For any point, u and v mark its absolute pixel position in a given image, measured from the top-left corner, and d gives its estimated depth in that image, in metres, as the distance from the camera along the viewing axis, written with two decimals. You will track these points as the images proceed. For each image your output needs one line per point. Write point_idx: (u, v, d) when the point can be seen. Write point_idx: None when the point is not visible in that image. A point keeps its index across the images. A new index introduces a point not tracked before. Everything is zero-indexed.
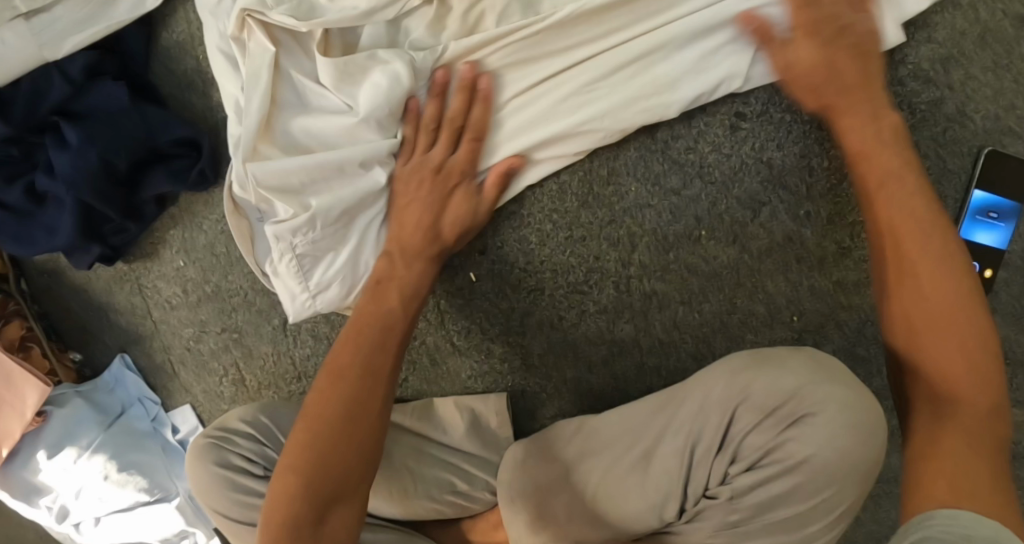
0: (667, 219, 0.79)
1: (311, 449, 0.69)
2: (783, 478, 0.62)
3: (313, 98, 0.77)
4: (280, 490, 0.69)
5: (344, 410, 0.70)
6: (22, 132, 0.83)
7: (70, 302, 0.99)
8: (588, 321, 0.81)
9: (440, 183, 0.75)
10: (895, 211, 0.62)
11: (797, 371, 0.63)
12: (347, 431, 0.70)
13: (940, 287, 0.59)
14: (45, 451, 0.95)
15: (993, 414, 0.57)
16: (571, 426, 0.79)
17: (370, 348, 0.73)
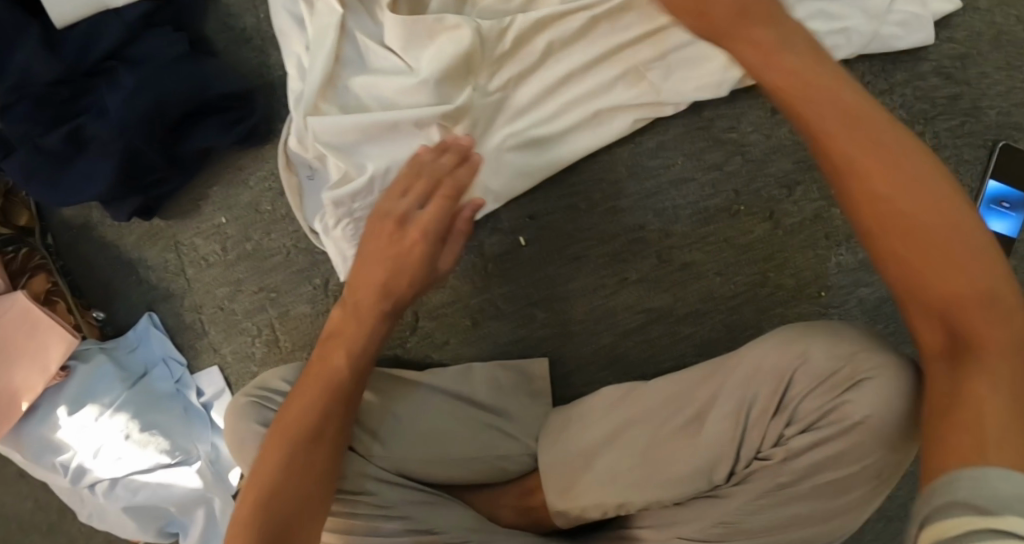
0: (708, 193, 0.83)
1: (258, 511, 0.62)
2: (835, 439, 0.67)
3: (376, 58, 0.80)
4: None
5: (292, 466, 0.64)
6: (73, 72, 0.83)
7: (96, 260, 0.97)
8: (628, 289, 0.85)
9: (400, 237, 0.69)
10: (857, 151, 0.58)
11: (850, 339, 0.69)
12: (297, 490, 0.64)
13: (920, 203, 0.56)
14: (65, 406, 0.94)
15: (1011, 342, 0.54)
16: (617, 393, 0.83)
17: (317, 403, 0.67)
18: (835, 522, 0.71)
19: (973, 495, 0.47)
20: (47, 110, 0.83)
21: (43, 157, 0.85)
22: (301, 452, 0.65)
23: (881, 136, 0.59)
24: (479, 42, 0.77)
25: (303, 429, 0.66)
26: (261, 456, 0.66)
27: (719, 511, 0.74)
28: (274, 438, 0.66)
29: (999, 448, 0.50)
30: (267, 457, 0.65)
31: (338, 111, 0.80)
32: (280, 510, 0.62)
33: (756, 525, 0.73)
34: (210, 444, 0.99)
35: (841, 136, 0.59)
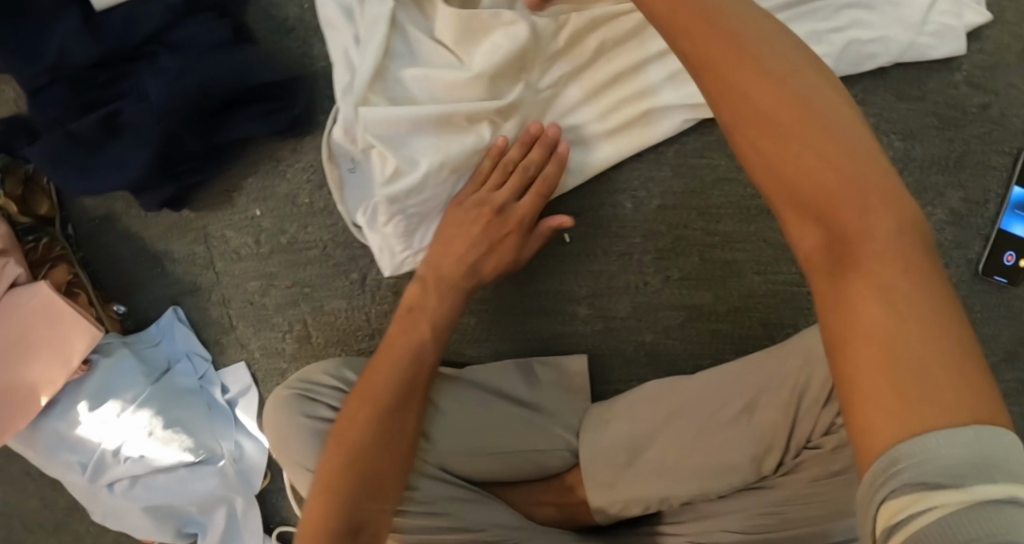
0: (751, 193, 0.84)
1: (347, 477, 0.73)
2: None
3: (428, 52, 0.80)
4: (314, 507, 0.73)
5: (376, 443, 0.75)
6: (112, 55, 0.81)
7: (119, 252, 0.95)
8: (671, 287, 0.86)
9: (496, 224, 0.79)
10: (715, 41, 0.51)
11: None
12: (379, 463, 0.75)
13: (804, 130, 0.49)
14: (85, 401, 0.91)
15: (902, 256, 0.45)
16: (659, 386, 0.84)
17: (401, 391, 0.77)
18: None
19: (918, 471, 0.40)
20: (86, 94, 0.82)
21: (73, 143, 0.83)
22: (385, 432, 0.75)
23: (758, 48, 0.51)
24: (534, 41, 0.78)
25: (392, 397, 0.76)
26: (346, 427, 0.75)
27: (766, 501, 0.76)
28: (359, 413, 0.76)
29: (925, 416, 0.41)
30: (355, 433, 0.75)
31: (388, 103, 0.79)
32: (366, 477, 0.74)
33: (804, 515, 0.74)
34: (234, 442, 0.96)
35: (714, 48, 0.51)
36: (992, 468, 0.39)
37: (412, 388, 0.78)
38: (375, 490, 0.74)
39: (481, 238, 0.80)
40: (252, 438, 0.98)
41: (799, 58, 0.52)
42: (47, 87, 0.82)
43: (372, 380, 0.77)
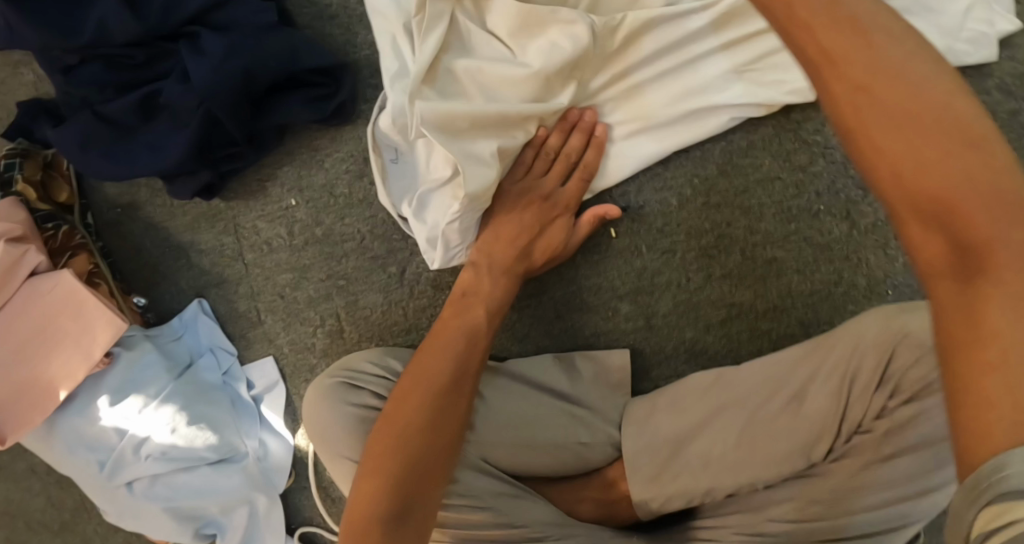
0: (793, 192, 0.85)
1: (396, 456, 0.74)
2: (937, 409, 0.72)
3: (478, 44, 0.79)
4: (362, 488, 0.73)
5: (427, 425, 0.75)
6: (149, 35, 0.78)
7: (142, 242, 0.92)
8: (713, 284, 0.86)
9: (546, 209, 0.82)
10: (839, 37, 0.50)
11: None
12: (429, 445, 0.75)
13: (951, 158, 0.46)
14: (106, 397, 0.87)
15: None
16: (706, 377, 0.85)
17: (452, 375, 0.78)
18: (933, 498, 0.74)
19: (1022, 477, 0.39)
20: (121, 74, 0.81)
21: (104, 125, 0.82)
22: (436, 414, 0.76)
23: (902, 70, 0.49)
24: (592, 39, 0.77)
25: (444, 380, 0.78)
26: (397, 410, 0.76)
27: (816, 489, 0.78)
28: (410, 396, 0.77)
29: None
30: (407, 414, 0.76)
31: (437, 95, 0.78)
32: (416, 458, 0.74)
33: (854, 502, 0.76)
34: (257, 440, 0.94)
35: (850, 50, 0.50)
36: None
37: (463, 373, 0.79)
38: (423, 472, 0.74)
39: (530, 227, 0.82)
40: (276, 435, 0.95)
41: (920, 54, 0.50)
42: (78, 65, 0.80)
43: (425, 364, 0.79)
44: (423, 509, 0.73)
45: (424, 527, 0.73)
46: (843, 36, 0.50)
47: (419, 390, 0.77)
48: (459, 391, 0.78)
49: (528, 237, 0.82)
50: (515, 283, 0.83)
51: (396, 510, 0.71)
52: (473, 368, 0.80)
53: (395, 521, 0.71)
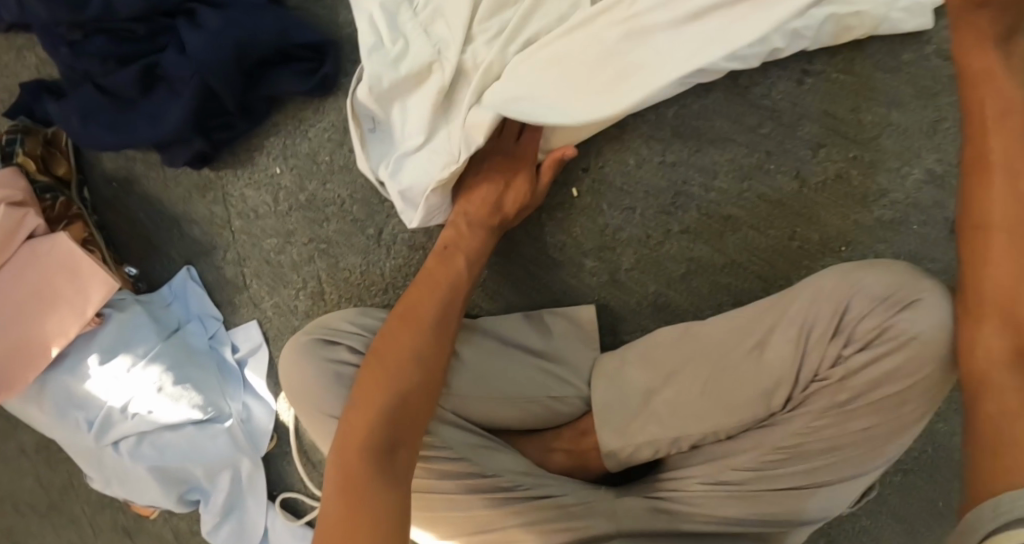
0: (744, 151, 0.90)
1: (381, 399, 0.77)
2: (891, 355, 0.71)
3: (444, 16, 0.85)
4: (354, 418, 0.76)
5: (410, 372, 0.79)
6: (153, 12, 0.85)
7: (137, 214, 0.98)
8: (673, 240, 0.91)
9: (508, 165, 0.86)
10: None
11: (899, 269, 0.73)
12: (414, 390, 0.79)
13: None
14: (96, 356, 0.91)
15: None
16: (672, 332, 0.84)
17: (432, 326, 0.82)
18: (889, 443, 0.74)
19: None
20: (124, 47, 0.86)
21: (105, 98, 0.88)
22: (419, 362, 0.80)
23: None
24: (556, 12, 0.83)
25: (432, 320, 0.82)
26: (382, 360, 0.80)
27: (775, 436, 0.78)
28: (394, 346, 0.80)
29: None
30: (390, 363, 0.79)
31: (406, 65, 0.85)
32: (402, 401, 0.77)
33: (809, 448, 0.76)
34: (241, 404, 0.98)
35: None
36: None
37: (443, 325, 0.83)
38: (407, 414, 0.77)
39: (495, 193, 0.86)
40: (258, 400, 0.98)
41: None
42: (84, 40, 0.86)
43: (406, 318, 0.82)
44: (408, 448, 0.76)
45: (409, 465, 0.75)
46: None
47: (409, 328, 0.81)
48: (440, 342, 0.82)
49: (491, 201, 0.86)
50: (486, 242, 0.87)
51: (385, 448, 0.74)
52: (452, 321, 0.84)
53: (385, 458, 0.74)
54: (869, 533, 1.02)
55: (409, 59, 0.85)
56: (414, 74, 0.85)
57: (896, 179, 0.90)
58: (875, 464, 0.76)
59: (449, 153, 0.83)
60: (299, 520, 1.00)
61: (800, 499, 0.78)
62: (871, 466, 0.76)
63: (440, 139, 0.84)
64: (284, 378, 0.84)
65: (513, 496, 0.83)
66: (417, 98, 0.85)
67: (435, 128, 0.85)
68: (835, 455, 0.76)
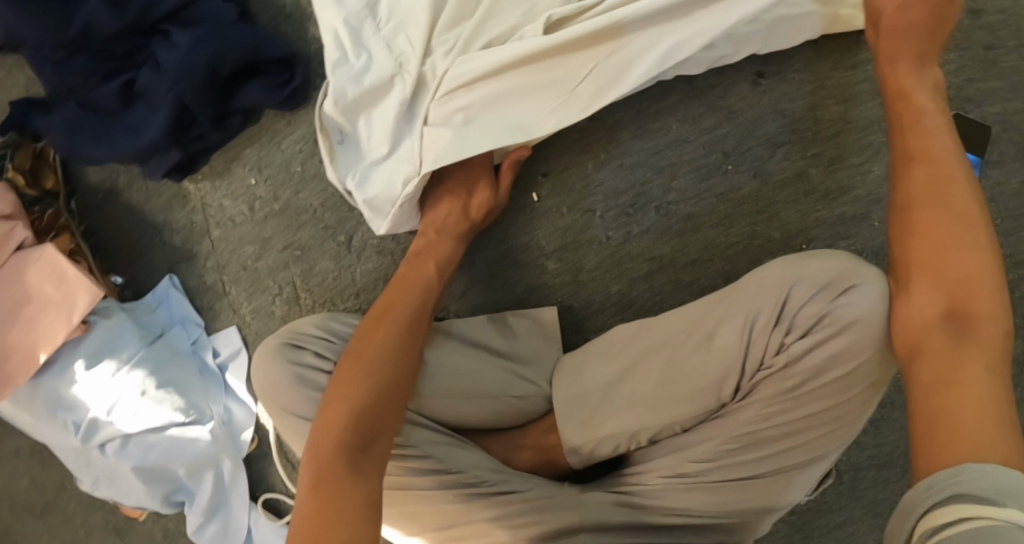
0: (702, 152, 0.92)
1: (353, 399, 0.77)
2: (833, 339, 0.73)
3: (407, 32, 0.87)
4: (329, 415, 0.77)
5: (383, 371, 0.80)
6: (130, 31, 0.89)
7: (122, 222, 1.02)
8: (635, 240, 0.93)
9: (469, 170, 0.89)
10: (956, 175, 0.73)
11: (838, 260, 0.76)
12: (387, 389, 0.79)
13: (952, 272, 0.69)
14: (82, 361, 0.95)
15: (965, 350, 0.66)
16: (632, 327, 0.86)
17: (404, 325, 0.83)
18: (838, 427, 0.76)
19: (969, 485, 0.56)
20: (106, 64, 0.90)
21: (86, 113, 0.92)
22: (392, 361, 0.80)
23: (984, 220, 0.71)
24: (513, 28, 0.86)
25: (406, 319, 0.83)
26: (355, 362, 0.80)
27: (728, 426, 0.79)
28: (367, 347, 0.81)
29: (978, 440, 0.60)
30: (362, 363, 0.80)
31: (370, 80, 0.87)
32: (375, 400, 0.78)
33: (763, 435, 0.78)
34: (223, 406, 1.01)
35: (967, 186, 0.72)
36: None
37: (417, 325, 0.84)
38: (380, 413, 0.78)
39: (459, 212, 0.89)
40: (240, 403, 1.02)
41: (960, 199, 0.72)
42: (67, 59, 0.90)
43: (379, 318, 0.83)
44: (381, 447, 0.77)
45: (382, 464, 0.76)
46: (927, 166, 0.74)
47: (384, 327, 0.82)
48: (413, 341, 0.83)
49: (455, 212, 0.89)
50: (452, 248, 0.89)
51: (357, 446, 0.75)
52: (425, 321, 0.85)
53: (358, 456, 0.74)
54: (844, 528, 1.02)
55: (371, 74, 0.87)
56: (377, 88, 0.87)
57: (856, 176, 0.91)
58: (826, 451, 0.78)
59: (411, 163, 0.87)
60: (281, 520, 1.03)
61: (756, 488, 0.79)
62: (824, 450, 0.77)
63: (403, 150, 0.87)
64: (257, 388, 0.86)
65: (478, 491, 0.84)
66: (381, 111, 0.88)
67: (398, 140, 0.88)
68: (786, 443, 0.77)
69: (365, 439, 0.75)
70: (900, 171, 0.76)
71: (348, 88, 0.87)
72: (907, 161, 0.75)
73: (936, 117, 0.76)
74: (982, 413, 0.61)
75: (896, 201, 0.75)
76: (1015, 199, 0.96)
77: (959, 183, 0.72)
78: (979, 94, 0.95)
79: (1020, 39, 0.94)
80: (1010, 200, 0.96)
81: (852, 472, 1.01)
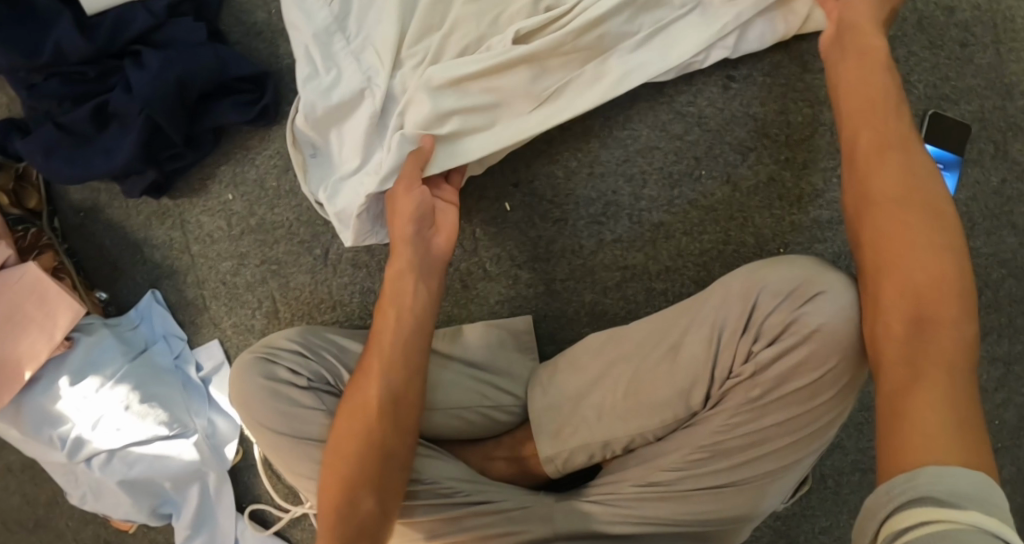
0: (672, 159, 0.92)
1: (348, 460, 0.77)
2: (797, 349, 0.73)
3: (374, 47, 0.86)
4: (330, 477, 0.78)
5: (363, 441, 0.78)
6: (102, 53, 0.91)
7: (103, 240, 1.04)
8: (606, 248, 0.93)
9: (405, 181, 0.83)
10: (922, 172, 0.69)
11: (803, 267, 0.75)
12: (366, 457, 0.77)
13: (919, 272, 0.66)
14: (67, 378, 0.96)
15: (934, 354, 0.63)
16: (600, 337, 0.87)
17: (380, 380, 0.79)
18: (806, 435, 0.76)
19: (929, 489, 0.54)
20: (77, 87, 0.92)
21: (61, 135, 0.93)
22: (370, 429, 0.78)
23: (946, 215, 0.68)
24: (481, 38, 0.86)
25: (395, 358, 0.80)
26: (339, 433, 0.79)
27: (697, 435, 0.79)
28: (349, 417, 0.79)
29: (934, 439, 0.58)
30: (355, 420, 0.78)
31: (339, 96, 0.86)
32: (358, 473, 0.77)
33: (730, 445, 0.77)
34: (206, 419, 1.02)
35: (930, 181, 0.69)
36: (986, 500, 0.53)
37: (400, 378, 0.79)
38: (363, 484, 0.77)
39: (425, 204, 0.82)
40: (223, 415, 1.03)
41: (931, 195, 0.69)
42: (42, 82, 0.92)
43: (362, 379, 0.80)
44: (368, 520, 0.76)
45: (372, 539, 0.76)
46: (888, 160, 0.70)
47: (372, 375, 0.79)
48: (400, 397, 0.79)
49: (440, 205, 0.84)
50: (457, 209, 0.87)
51: (342, 528, 0.75)
52: (417, 368, 0.80)
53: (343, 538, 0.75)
54: (829, 533, 1.01)
55: (341, 88, 0.86)
56: (346, 103, 0.87)
57: (830, 179, 0.90)
58: (795, 459, 0.77)
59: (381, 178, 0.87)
60: (268, 530, 1.05)
61: (726, 498, 0.79)
62: (794, 459, 0.77)
63: (373, 162, 0.87)
64: (232, 402, 0.87)
65: (453, 502, 0.84)
66: (351, 125, 0.88)
67: (369, 153, 0.88)
68: (753, 452, 0.77)
69: (363, 498, 0.76)
70: (861, 169, 0.72)
71: (318, 105, 0.86)
72: (866, 158, 0.71)
73: (891, 110, 0.72)
74: (942, 415, 0.60)
75: (856, 200, 0.71)
76: (995, 198, 0.95)
77: (923, 182, 0.69)
78: (956, 92, 0.94)
79: (995, 36, 0.93)
80: (990, 199, 0.95)
81: (837, 477, 1.00)
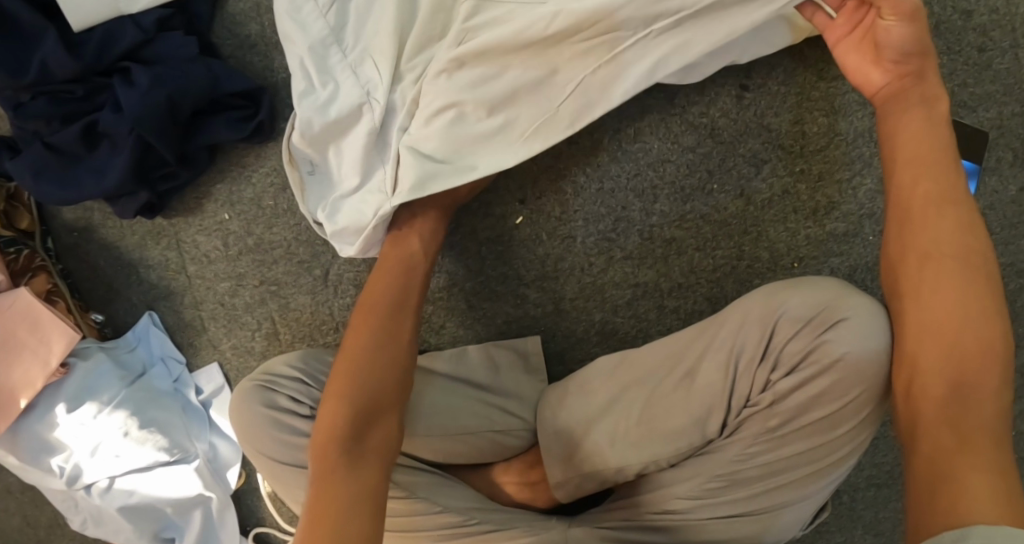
0: (684, 171, 0.89)
1: (347, 399, 0.74)
2: (819, 378, 0.71)
3: (372, 59, 0.81)
4: (325, 417, 0.74)
5: (363, 383, 0.75)
6: (90, 71, 0.87)
7: (97, 260, 1.01)
8: (616, 266, 0.91)
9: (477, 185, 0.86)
10: (957, 220, 0.67)
11: (829, 289, 0.73)
12: (381, 396, 0.76)
13: (963, 333, 0.64)
14: (64, 404, 0.94)
15: (978, 424, 0.61)
16: (613, 360, 0.85)
17: (387, 323, 0.79)
18: (827, 464, 0.73)
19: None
20: (65, 106, 0.89)
21: (52, 155, 0.90)
22: (362, 367, 0.76)
23: (981, 272, 0.66)
24: None
25: (388, 304, 0.79)
26: (331, 381, 0.76)
27: (713, 464, 0.77)
28: (344, 361, 0.77)
29: (975, 496, 0.57)
30: (352, 361, 0.77)
31: (336, 110, 0.81)
32: (361, 407, 0.74)
33: (748, 474, 0.75)
34: (207, 443, 0.99)
35: (967, 234, 0.67)
36: None
37: (389, 326, 0.79)
38: (376, 420, 0.75)
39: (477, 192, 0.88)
40: (225, 438, 1.01)
41: (972, 246, 0.67)
42: (29, 102, 0.88)
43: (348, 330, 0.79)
44: (377, 453, 0.73)
45: (381, 469, 0.72)
46: (932, 214, 0.68)
47: (370, 319, 0.79)
48: (390, 336, 0.78)
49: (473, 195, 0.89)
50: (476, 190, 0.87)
51: (351, 457, 0.71)
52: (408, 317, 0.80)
53: (350, 466, 0.71)
54: None
55: (338, 103, 0.81)
56: (341, 121, 0.82)
57: (847, 191, 0.88)
58: (816, 490, 0.75)
59: (382, 192, 0.82)
60: None
61: (744, 528, 0.76)
62: (813, 489, 0.75)
63: (374, 181, 0.83)
64: (234, 432, 0.85)
65: (466, 531, 0.81)
66: (349, 141, 0.83)
67: (371, 170, 0.83)
68: (772, 482, 0.75)
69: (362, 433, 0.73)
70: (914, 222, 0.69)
71: (313, 119, 0.82)
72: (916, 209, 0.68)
73: (937, 155, 0.70)
74: (981, 477, 0.58)
75: (901, 259, 0.69)
76: (1014, 207, 0.92)
77: (968, 228, 0.67)
78: (974, 99, 0.91)
79: (1015, 39, 0.89)
80: (1009, 209, 0.92)
81: (851, 492, 0.98)
